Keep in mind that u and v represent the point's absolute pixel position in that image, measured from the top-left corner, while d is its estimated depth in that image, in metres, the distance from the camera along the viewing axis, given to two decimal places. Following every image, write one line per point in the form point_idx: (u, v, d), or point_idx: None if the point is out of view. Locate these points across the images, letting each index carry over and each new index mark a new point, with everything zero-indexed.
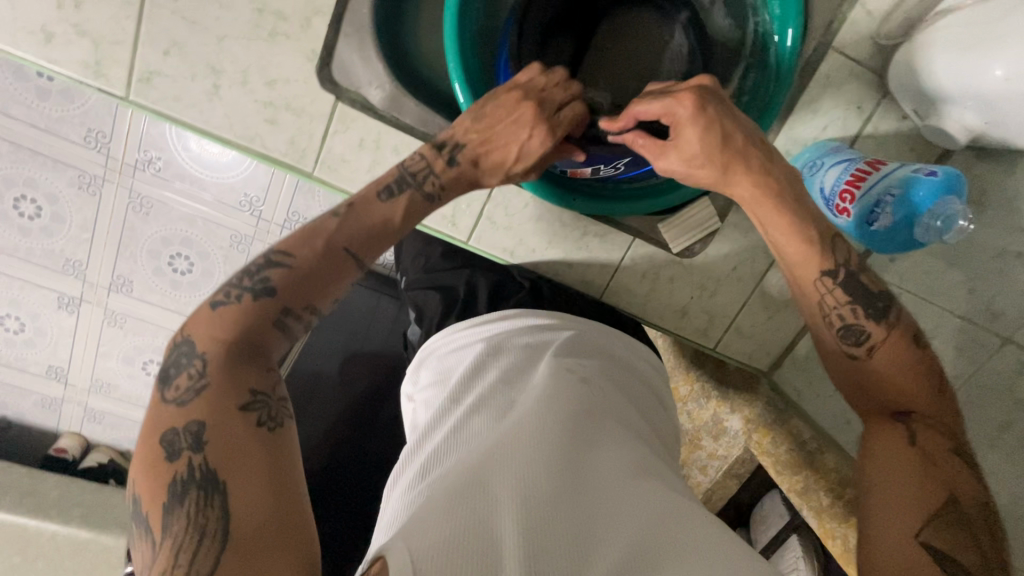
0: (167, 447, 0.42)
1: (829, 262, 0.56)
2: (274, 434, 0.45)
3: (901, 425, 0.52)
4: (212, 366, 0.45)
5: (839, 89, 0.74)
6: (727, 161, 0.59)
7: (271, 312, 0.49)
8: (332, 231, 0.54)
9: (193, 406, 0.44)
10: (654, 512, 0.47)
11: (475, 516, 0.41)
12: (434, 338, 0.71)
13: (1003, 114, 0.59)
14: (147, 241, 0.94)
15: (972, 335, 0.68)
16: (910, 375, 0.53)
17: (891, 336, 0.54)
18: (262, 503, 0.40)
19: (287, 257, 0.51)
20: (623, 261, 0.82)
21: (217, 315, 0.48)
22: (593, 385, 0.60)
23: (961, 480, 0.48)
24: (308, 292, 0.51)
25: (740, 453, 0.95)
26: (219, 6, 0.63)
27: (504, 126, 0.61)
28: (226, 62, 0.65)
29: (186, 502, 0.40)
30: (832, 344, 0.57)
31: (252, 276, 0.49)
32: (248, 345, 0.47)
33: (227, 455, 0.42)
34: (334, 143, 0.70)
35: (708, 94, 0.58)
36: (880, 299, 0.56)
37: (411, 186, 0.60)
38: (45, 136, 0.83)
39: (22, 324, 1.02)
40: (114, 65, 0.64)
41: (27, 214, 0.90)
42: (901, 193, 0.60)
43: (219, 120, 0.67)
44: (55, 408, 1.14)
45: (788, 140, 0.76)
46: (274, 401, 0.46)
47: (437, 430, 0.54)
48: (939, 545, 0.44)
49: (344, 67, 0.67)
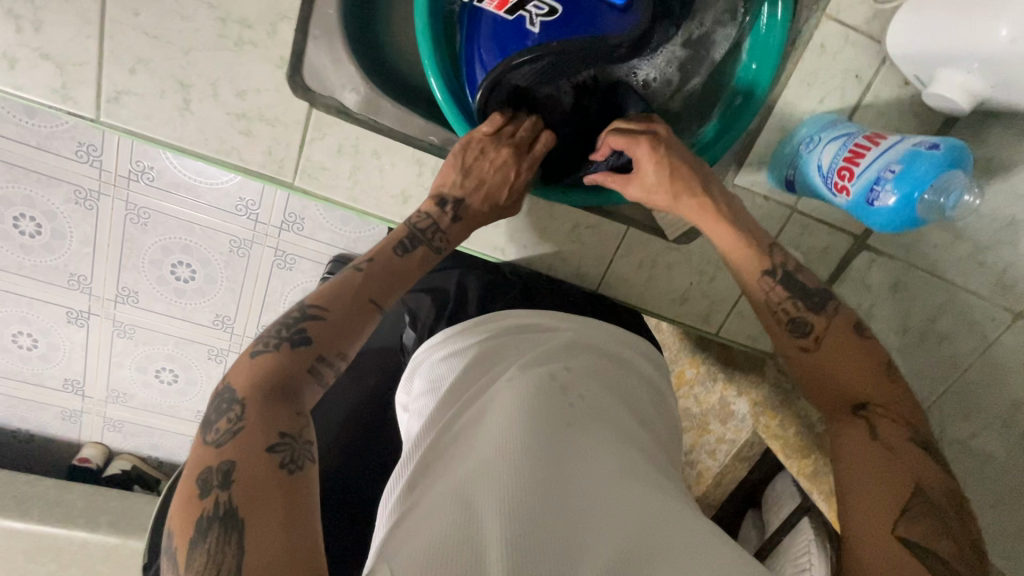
0: (200, 485, 0.41)
1: (767, 263, 0.60)
2: (295, 477, 0.43)
3: (861, 420, 0.51)
4: (250, 409, 0.45)
5: (836, 58, 0.70)
6: (676, 190, 0.63)
7: (308, 360, 0.51)
8: (359, 285, 0.57)
9: (229, 446, 0.43)
10: (643, 516, 0.48)
11: (461, 527, 0.42)
12: (418, 352, 0.70)
13: (1009, 76, 0.56)
14: (148, 252, 0.93)
15: (983, 310, 0.65)
16: (859, 358, 0.54)
17: (832, 323, 0.56)
18: (274, 539, 0.38)
19: (322, 310, 0.54)
20: (617, 251, 0.80)
21: (255, 362, 0.49)
22: (575, 391, 0.59)
23: (923, 467, 0.48)
24: (342, 341, 0.53)
25: (748, 436, 0.93)
26: (181, 18, 0.61)
27: (495, 178, 0.67)
28: (194, 76, 0.63)
29: (208, 537, 0.39)
30: (782, 338, 0.58)
31: (291, 326, 0.52)
32: (283, 389, 0.48)
33: (250, 490, 0.41)
34: (312, 151, 0.68)
35: (661, 134, 0.64)
36: (819, 295, 0.58)
37: (424, 242, 0.64)
38: (38, 154, 0.82)
39: (35, 341, 1.02)
40: (81, 87, 0.63)
41: (29, 232, 0.89)
42: (901, 168, 0.57)
43: (193, 136, 0.66)
44: (74, 419, 1.14)
45: (780, 115, 0.72)
46: (299, 444, 0.45)
47: (418, 446, 0.52)
48: (917, 539, 0.43)
49: (316, 73, 0.66)
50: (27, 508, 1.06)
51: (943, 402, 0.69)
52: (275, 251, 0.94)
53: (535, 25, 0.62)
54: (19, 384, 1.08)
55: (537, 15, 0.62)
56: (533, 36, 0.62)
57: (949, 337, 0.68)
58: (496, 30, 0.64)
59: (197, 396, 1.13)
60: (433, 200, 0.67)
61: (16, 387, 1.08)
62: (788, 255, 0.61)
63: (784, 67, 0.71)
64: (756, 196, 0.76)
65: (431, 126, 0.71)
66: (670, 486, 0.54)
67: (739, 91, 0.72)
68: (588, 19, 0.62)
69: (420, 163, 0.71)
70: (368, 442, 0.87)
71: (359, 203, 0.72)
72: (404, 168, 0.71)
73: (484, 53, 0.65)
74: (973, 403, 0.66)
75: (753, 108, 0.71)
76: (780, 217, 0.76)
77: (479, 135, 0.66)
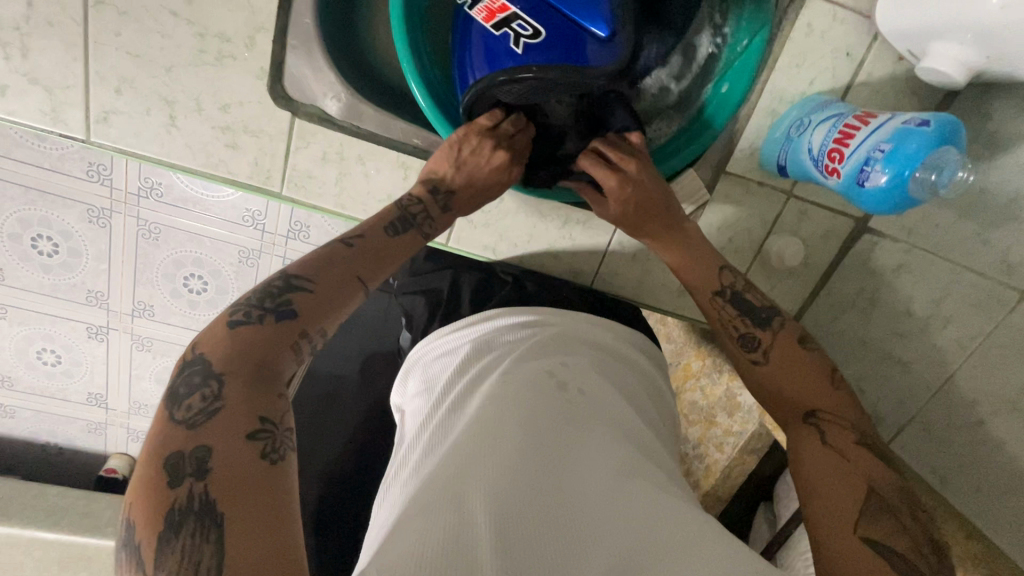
0: (170, 471, 0.38)
1: (717, 283, 0.63)
2: (277, 468, 0.41)
3: (811, 427, 0.51)
4: (230, 387, 0.42)
5: (824, 37, 0.68)
6: (638, 222, 0.67)
7: (292, 335, 0.47)
8: (345, 261, 0.55)
9: (207, 428, 0.40)
10: (639, 520, 0.46)
11: (450, 528, 0.41)
12: (416, 349, 0.70)
13: (1005, 46, 0.54)
14: (161, 266, 0.93)
15: (988, 290, 0.60)
16: (806, 368, 0.55)
17: (778, 338, 0.58)
18: (253, 535, 0.36)
19: (308, 281, 0.51)
20: (610, 245, 0.79)
21: (234, 334, 0.46)
22: (572, 387, 0.58)
23: (876, 469, 0.48)
24: (325, 316, 0.50)
25: (756, 427, 0.91)
26: (161, 36, 0.63)
27: (486, 175, 0.67)
28: (178, 92, 0.66)
29: (182, 532, 0.36)
30: (734, 355, 0.60)
31: (275, 298, 0.48)
32: (263, 367, 0.45)
33: (229, 480, 0.38)
34: (298, 160, 0.70)
35: (631, 170, 0.65)
36: (765, 311, 0.60)
37: (415, 226, 0.63)
38: (50, 175, 0.83)
39: (58, 357, 1.04)
40: (70, 109, 0.66)
41: (46, 251, 0.91)
42: (891, 147, 0.55)
43: (181, 150, 0.69)
44: (99, 431, 1.16)
45: (768, 99, 0.71)
46: (281, 431, 0.43)
47: (411, 449, 0.52)
48: (879, 537, 0.42)
49: (297, 82, 0.67)
50: (57, 518, 1.07)
51: (948, 388, 0.64)
52: (283, 260, 0.92)
53: (519, 45, 0.60)
54: (44, 398, 1.10)
55: (521, 35, 0.60)
56: (517, 57, 0.60)
57: (954, 319, 0.64)
58: (486, 44, 0.62)
59: None
60: (424, 185, 0.66)
61: (43, 402, 1.10)
62: (737, 277, 0.63)
63: (770, 52, 0.69)
64: (750, 183, 0.75)
65: (415, 129, 0.71)
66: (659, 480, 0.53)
67: (727, 77, 0.70)
68: (569, 49, 0.59)
69: (405, 167, 0.72)
70: (372, 446, 0.86)
71: (347, 209, 0.74)
72: (390, 172, 0.72)
73: (474, 66, 0.64)
74: (981, 391, 0.60)
75: (739, 92, 0.70)
76: (777, 204, 0.75)
77: (476, 128, 0.66)
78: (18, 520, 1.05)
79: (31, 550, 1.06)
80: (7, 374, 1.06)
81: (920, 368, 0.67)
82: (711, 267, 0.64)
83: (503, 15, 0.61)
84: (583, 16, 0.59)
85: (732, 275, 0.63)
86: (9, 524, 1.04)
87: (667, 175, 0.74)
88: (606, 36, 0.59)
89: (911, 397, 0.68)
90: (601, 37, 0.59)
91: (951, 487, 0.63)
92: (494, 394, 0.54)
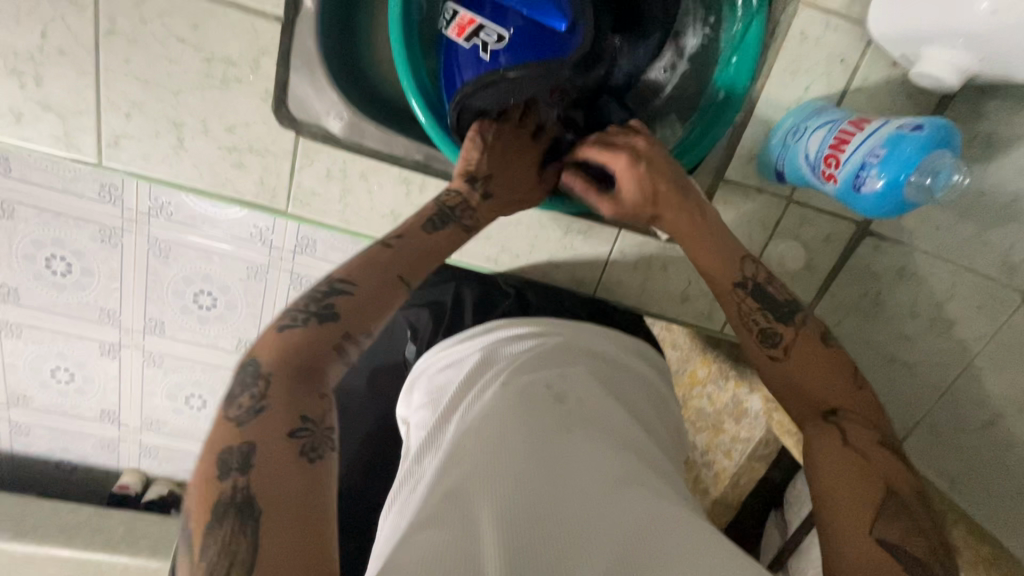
0: (218, 466, 0.39)
1: (738, 274, 0.61)
2: (315, 467, 0.41)
3: (831, 423, 0.51)
4: (274, 387, 0.43)
5: (818, 45, 0.68)
6: (657, 203, 0.63)
7: (334, 337, 0.48)
8: (388, 259, 0.55)
9: (252, 425, 0.41)
10: (633, 523, 0.46)
11: (459, 542, 0.41)
12: (422, 359, 0.71)
13: (997, 49, 0.54)
14: (171, 283, 0.95)
15: (993, 292, 0.60)
16: (827, 366, 0.55)
17: (800, 334, 0.57)
18: (284, 536, 0.36)
19: (349, 285, 0.51)
20: (611, 254, 0.80)
21: (282, 337, 0.46)
22: (571, 399, 0.58)
23: (893, 470, 0.47)
24: (368, 316, 0.50)
25: (764, 434, 0.90)
26: (168, 61, 0.65)
27: (515, 165, 0.68)
28: (185, 114, 0.68)
29: (224, 524, 0.37)
30: (753, 351, 0.58)
31: (319, 302, 0.49)
32: (309, 369, 0.45)
33: (268, 478, 0.39)
34: (302, 177, 0.72)
35: (641, 147, 0.63)
36: (787, 306, 0.59)
37: (454, 220, 0.63)
38: (63, 197, 0.85)
39: (72, 375, 1.06)
40: (83, 133, 0.68)
41: (59, 271, 0.93)
42: (886, 151, 0.56)
43: (189, 170, 0.71)
44: (113, 448, 1.17)
45: (765, 107, 0.72)
46: (321, 431, 0.43)
47: (417, 461, 0.53)
48: (893, 539, 0.42)
49: (300, 102, 0.69)
50: (70, 535, 1.08)
51: (955, 389, 0.63)
52: (291, 275, 0.94)
53: (487, 52, 0.67)
54: (58, 415, 1.12)
55: (489, 43, 0.67)
56: (486, 62, 0.67)
57: (959, 321, 0.63)
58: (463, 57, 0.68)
59: None
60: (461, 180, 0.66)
61: (57, 419, 1.12)
62: (759, 269, 0.62)
63: (766, 58, 0.70)
64: (749, 190, 0.76)
65: (416, 144, 0.73)
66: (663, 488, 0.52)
67: (721, 84, 0.72)
68: (534, 48, 0.66)
69: (407, 182, 0.74)
70: (380, 458, 0.87)
71: (351, 224, 0.76)
72: (392, 187, 0.74)
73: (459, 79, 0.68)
74: (988, 392, 0.60)
75: (736, 102, 0.71)
76: (776, 209, 0.76)
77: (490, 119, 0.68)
78: (34, 537, 1.06)
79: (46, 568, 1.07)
80: (21, 393, 1.08)
81: (926, 370, 0.67)
82: (734, 257, 0.62)
83: (472, 26, 0.67)
84: (540, 13, 0.66)
85: (754, 266, 0.62)
86: (24, 541, 1.05)
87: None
88: (565, 26, 0.66)
89: (918, 400, 0.68)
90: (562, 30, 0.66)
91: (960, 490, 0.62)
92: (495, 399, 0.55)
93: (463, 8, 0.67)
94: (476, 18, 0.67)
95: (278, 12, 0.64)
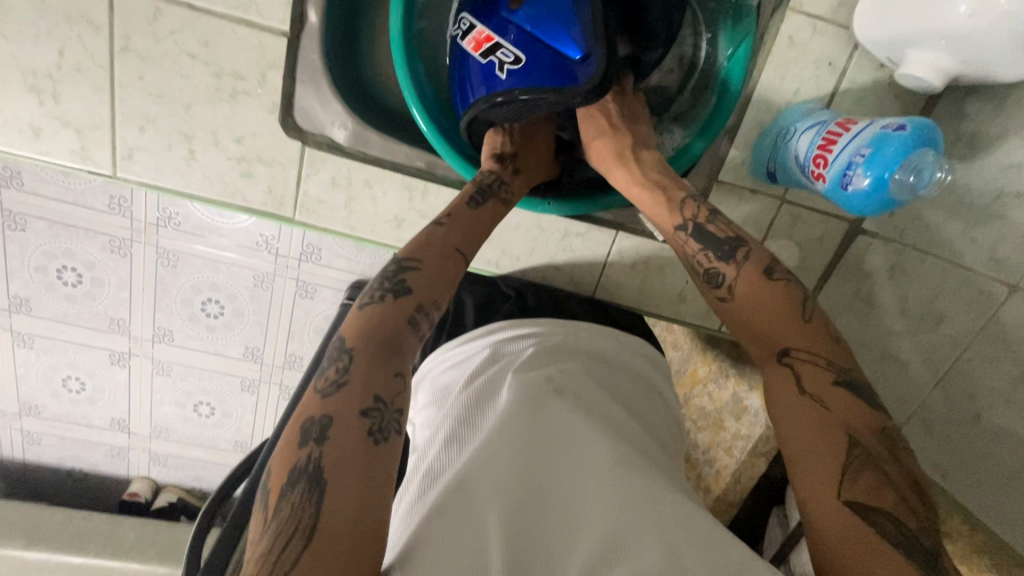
0: (302, 433, 0.43)
1: (677, 216, 0.64)
2: (380, 448, 0.43)
3: (784, 366, 0.51)
4: (356, 363, 0.47)
5: (806, 49, 0.70)
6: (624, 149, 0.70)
7: (408, 310, 0.53)
8: (444, 237, 0.61)
9: (333, 399, 0.45)
10: (630, 495, 0.48)
11: (469, 531, 0.43)
12: (426, 361, 0.73)
13: (978, 50, 0.56)
14: (180, 292, 0.97)
15: (980, 286, 0.61)
16: (769, 302, 0.55)
17: (741, 270, 0.57)
18: (348, 498, 0.40)
19: (416, 263, 0.57)
20: (609, 256, 0.83)
21: (363, 314, 0.52)
22: (570, 393, 0.60)
23: (855, 413, 0.47)
24: (436, 291, 0.56)
25: (764, 431, 0.92)
26: (179, 77, 0.68)
27: (535, 142, 0.74)
28: (196, 127, 0.71)
29: (296, 489, 0.40)
30: (703, 291, 0.60)
31: (392, 279, 0.55)
32: (388, 342, 0.50)
33: (339, 451, 0.42)
34: (308, 186, 0.75)
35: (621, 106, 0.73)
36: (729, 242, 0.59)
37: (493, 195, 0.68)
38: (75, 209, 0.88)
39: (83, 384, 1.08)
40: (97, 147, 0.71)
41: (71, 281, 0.95)
42: (869, 152, 0.58)
43: (198, 181, 0.74)
44: (123, 455, 1.19)
45: (757, 109, 0.74)
46: (390, 413, 0.45)
47: (425, 455, 0.55)
48: (860, 498, 0.43)
49: (305, 113, 0.71)
50: (82, 542, 1.09)
51: (947, 381, 0.64)
52: (297, 281, 0.96)
53: (503, 71, 0.65)
54: (70, 424, 1.14)
55: (505, 63, 0.65)
56: (499, 82, 0.65)
57: (948, 316, 0.65)
58: (475, 71, 0.67)
59: (234, 427, 1.15)
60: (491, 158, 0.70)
61: (68, 428, 1.14)
62: (700, 206, 0.64)
63: (757, 60, 0.71)
64: (743, 190, 0.78)
65: (418, 152, 0.75)
66: (663, 478, 0.54)
67: (716, 88, 0.75)
68: (549, 74, 0.63)
69: (409, 188, 0.76)
70: None
71: (356, 231, 0.78)
72: (396, 193, 0.76)
73: (469, 93, 0.69)
74: (977, 383, 0.61)
75: (727, 106, 0.73)
76: (770, 210, 0.78)
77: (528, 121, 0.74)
78: (47, 544, 1.07)
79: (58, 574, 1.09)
80: (34, 402, 1.10)
81: (918, 364, 0.68)
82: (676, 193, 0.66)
83: (488, 44, 0.66)
84: (556, 40, 0.63)
85: (695, 206, 0.64)
86: (36, 549, 1.06)
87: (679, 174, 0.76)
88: (579, 57, 0.62)
89: (912, 393, 0.69)
90: (576, 59, 0.62)
91: (954, 481, 0.63)
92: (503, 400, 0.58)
93: (480, 25, 0.67)
94: (493, 35, 0.66)
95: (285, 27, 0.67)
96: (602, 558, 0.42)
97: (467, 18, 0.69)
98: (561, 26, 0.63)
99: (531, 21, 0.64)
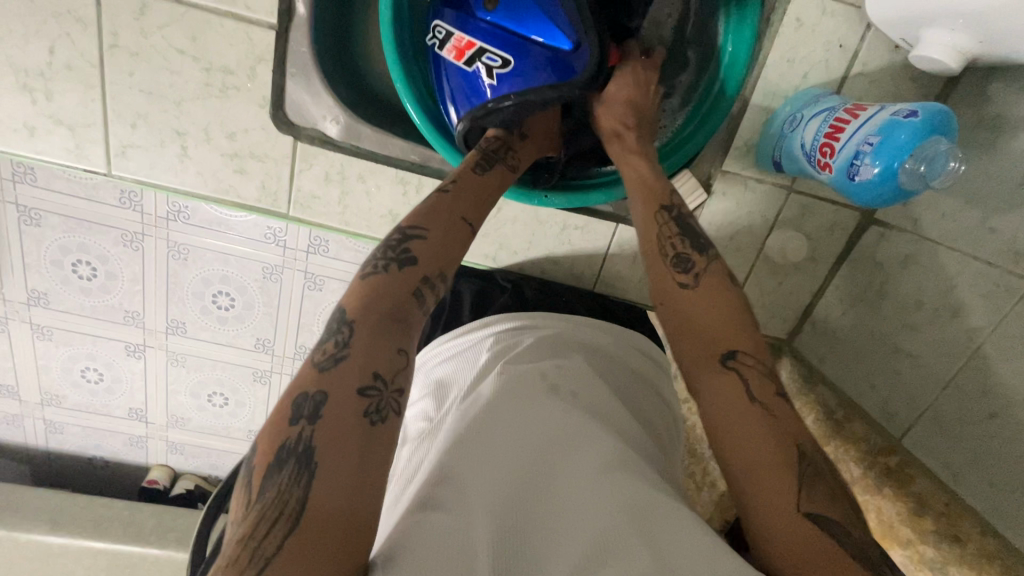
0: (293, 410, 0.41)
1: (666, 201, 0.63)
2: (377, 428, 0.42)
3: (729, 369, 0.49)
4: (356, 337, 0.46)
5: (814, 31, 0.67)
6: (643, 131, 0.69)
7: (413, 281, 0.51)
8: (448, 206, 0.59)
9: (329, 374, 0.43)
10: (627, 497, 0.46)
11: (454, 530, 0.41)
12: (421, 354, 0.72)
13: (998, 30, 0.53)
14: (190, 285, 0.97)
15: (999, 279, 0.58)
16: (721, 302, 0.53)
17: (710, 264, 0.56)
18: (341, 483, 0.38)
19: (420, 232, 0.55)
20: (610, 249, 0.82)
21: (365, 284, 0.50)
22: (565, 389, 0.59)
23: (797, 425, 0.46)
24: (441, 260, 0.55)
25: None
26: (170, 73, 0.67)
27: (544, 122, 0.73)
28: (188, 124, 0.70)
29: (283, 470, 0.38)
30: (666, 273, 0.57)
31: (395, 249, 0.53)
32: (393, 314, 0.49)
33: (332, 431, 0.40)
34: (303, 181, 0.74)
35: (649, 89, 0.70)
36: (703, 237, 0.59)
37: (500, 161, 0.67)
38: (87, 203, 0.89)
39: (101, 374, 1.10)
40: (93, 145, 0.71)
41: (85, 275, 0.96)
42: (879, 140, 0.56)
43: (194, 177, 0.73)
44: (140, 444, 1.22)
45: (762, 96, 0.71)
46: (388, 393, 0.44)
47: (419, 452, 0.54)
48: (819, 510, 0.41)
49: (298, 108, 0.70)
50: (104, 527, 1.11)
51: (960, 378, 0.61)
52: (304, 273, 0.95)
53: (492, 77, 0.65)
54: (88, 414, 1.16)
55: (493, 67, 0.65)
56: (492, 88, 0.65)
57: (965, 309, 0.62)
58: (461, 80, 0.67)
59: (248, 417, 1.17)
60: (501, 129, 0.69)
61: (86, 418, 1.17)
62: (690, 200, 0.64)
63: (761, 48, 0.69)
64: (749, 179, 0.76)
65: (412, 145, 0.74)
66: (659, 478, 0.52)
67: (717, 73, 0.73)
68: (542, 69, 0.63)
69: (404, 182, 0.75)
70: None
71: (351, 226, 0.77)
72: (390, 188, 0.75)
73: (459, 101, 0.69)
74: (993, 380, 0.58)
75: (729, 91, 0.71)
76: (778, 199, 0.76)
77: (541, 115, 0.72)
78: (69, 529, 1.10)
79: (80, 559, 1.11)
80: (55, 393, 1.13)
81: (930, 361, 0.65)
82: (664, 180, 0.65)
83: (471, 51, 0.65)
84: (539, 31, 0.63)
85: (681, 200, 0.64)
86: (60, 534, 1.09)
87: (673, 170, 0.75)
88: (571, 48, 0.62)
89: (922, 391, 0.66)
90: (567, 50, 0.63)
91: (964, 482, 0.60)
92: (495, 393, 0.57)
93: (458, 32, 0.66)
94: (475, 40, 0.65)
95: (273, 20, 0.66)
96: (592, 558, 0.41)
97: (442, 27, 0.67)
98: (544, 18, 0.63)
99: (510, 18, 0.64)
